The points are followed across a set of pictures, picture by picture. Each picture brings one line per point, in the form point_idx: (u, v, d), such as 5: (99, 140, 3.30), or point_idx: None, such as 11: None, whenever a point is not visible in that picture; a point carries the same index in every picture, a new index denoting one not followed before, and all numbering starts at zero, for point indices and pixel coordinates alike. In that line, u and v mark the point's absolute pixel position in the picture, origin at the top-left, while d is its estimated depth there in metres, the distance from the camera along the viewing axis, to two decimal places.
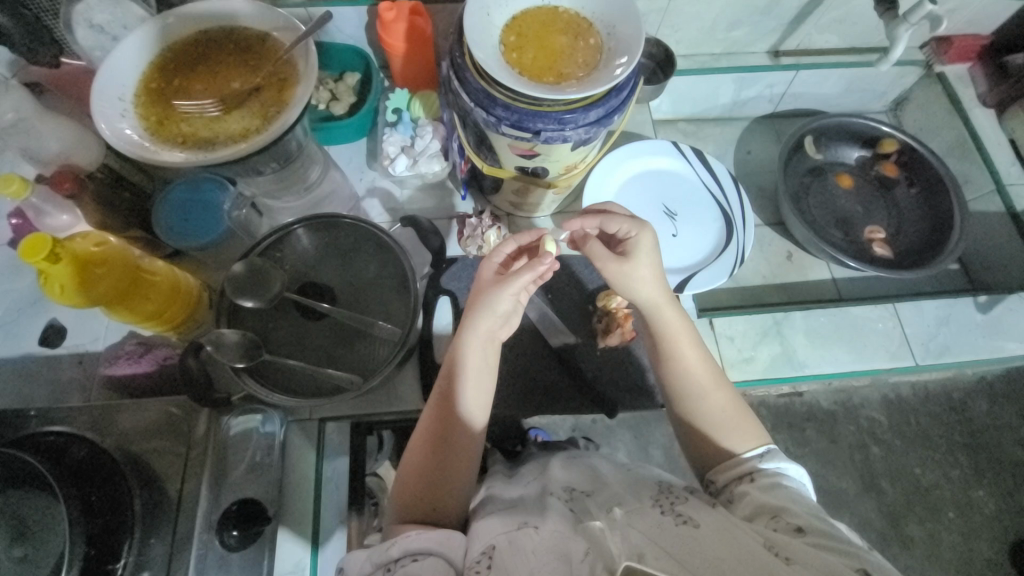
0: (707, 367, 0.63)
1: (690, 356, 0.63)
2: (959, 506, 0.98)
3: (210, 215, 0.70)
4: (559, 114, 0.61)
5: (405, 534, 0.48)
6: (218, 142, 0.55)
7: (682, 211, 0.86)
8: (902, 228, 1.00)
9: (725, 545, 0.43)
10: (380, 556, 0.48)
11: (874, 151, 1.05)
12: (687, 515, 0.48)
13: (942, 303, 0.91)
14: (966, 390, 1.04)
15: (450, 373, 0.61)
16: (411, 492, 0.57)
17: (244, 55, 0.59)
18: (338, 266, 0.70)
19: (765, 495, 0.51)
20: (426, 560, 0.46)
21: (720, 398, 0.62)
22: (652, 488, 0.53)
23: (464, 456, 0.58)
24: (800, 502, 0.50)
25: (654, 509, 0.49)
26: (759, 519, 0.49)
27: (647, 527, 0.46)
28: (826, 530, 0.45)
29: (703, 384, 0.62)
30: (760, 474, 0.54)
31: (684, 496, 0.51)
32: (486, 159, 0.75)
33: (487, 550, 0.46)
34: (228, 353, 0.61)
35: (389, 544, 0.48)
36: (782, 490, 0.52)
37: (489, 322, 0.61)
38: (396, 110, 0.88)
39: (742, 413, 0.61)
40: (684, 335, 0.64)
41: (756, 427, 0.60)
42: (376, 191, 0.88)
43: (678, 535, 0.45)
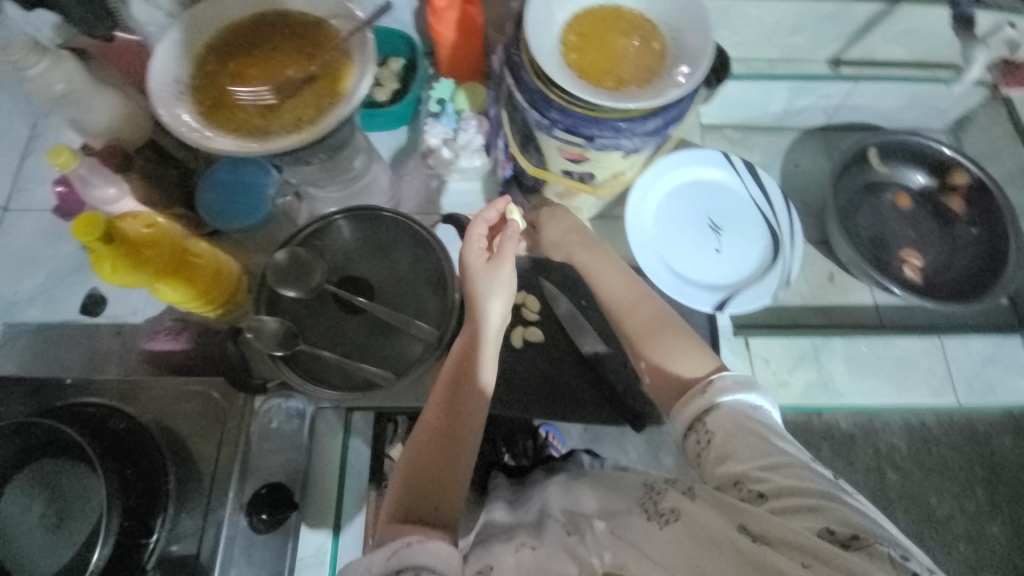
0: (663, 318, 0.63)
1: (637, 314, 0.65)
2: (972, 541, 0.96)
3: (251, 198, 0.71)
4: (616, 122, 0.59)
5: (408, 544, 0.45)
6: (272, 130, 0.54)
7: (728, 227, 0.83)
8: (954, 258, 0.96)
9: (706, 545, 0.44)
10: (378, 564, 0.45)
11: (942, 181, 1.00)
12: (671, 510, 0.48)
13: (989, 341, 0.89)
14: (991, 425, 1.00)
15: (457, 359, 0.60)
16: (410, 492, 0.52)
17: (298, 41, 0.58)
18: (376, 259, 0.69)
19: (726, 443, 0.49)
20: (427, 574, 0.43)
21: (677, 339, 0.60)
22: (638, 489, 0.54)
23: (461, 446, 0.55)
24: (762, 445, 0.47)
25: (639, 516, 0.50)
26: (727, 489, 0.47)
27: (635, 537, 0.48)
28: (791, 487, 0.44)
29: (660, 332, 0.62)
30: (719, 411, 0.51)
31: (664, 488, 0.51)
32: (532, 159, 0.74)
33: (482, 567, 0.49)
34: (266, 341, 0.62)
35: (389, 554, 0.45)
36: (742, 434, 0.48)
37: (491, 306, 0.61)
38: (438, 100, 0.86)
39: (693, 343, 0.60)
40: (644, 301, 0.66)
41: (708, 351, 0.58)
42: (414, 182, 0.88)
43: (663, 539, 0.46)
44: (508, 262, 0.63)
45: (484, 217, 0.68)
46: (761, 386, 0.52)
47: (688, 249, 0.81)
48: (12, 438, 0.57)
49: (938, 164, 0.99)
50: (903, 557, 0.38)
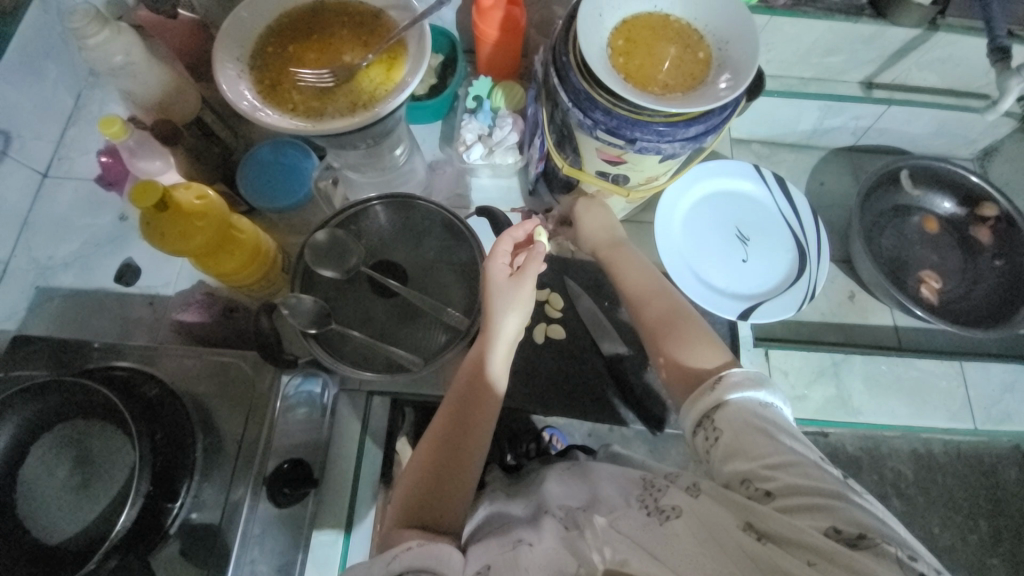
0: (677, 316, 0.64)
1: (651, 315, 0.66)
2: (973, 572, 0.95)
3: (291, 177, 0.74)
4: (658, 126, 0.60)
5: (407, 547, 0.46)
6: (325, 113, 0.55)
7: (756, 238, 0.84)
8: (974, 286, 0.96)
9: (705, 537, 0.44)
10: (379, 566, 0.45)
11: (971, 211, 1.00)
12: (672, 508, 0.48)
13: (1009, 368, 0.89)
14: (998, 456, 0.99)
15: (471, 373, 0.60)
16: (416, 498, 0.53)
17: (357, 29, 0.60)
18: (411, 247, 0.70)
19: (735, 438, 0.49)
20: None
21: (686, 332, 0.62)
22: (637, 485, 0.54)
23: (467, 456, 0.55)
24: (773, 442, 0.48)
25: (639, 511, 0.50)
26: (736, 488, 0.48)
27: (632, 530, 0.47)
28: (796, 486, 0.45)
29: (674, 327, 0.63)
30: (729, 410, 0.51)
31: (665, 488, 0.51)
32: (568, 160, 0.75)
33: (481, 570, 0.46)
34: (299, 318, 0.63)
35: (389, 558, 0.45)
36: (750, 430, 0.49)
37: (508, 320, 0.61)
38: (476, 97, 0.88)
39: (706, 335, 0.60)
40: (662, 304, 0.66)
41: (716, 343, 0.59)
42: (446, 175, 0.90)
43: (662, 535, 0.46)
44: (531, 281, 0.62)
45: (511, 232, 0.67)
46: (773, 384, 0.52)
47: (714, 257, 0.82)
48: (45, 395, 0.58)
49: (969, 194, 0.99)
50: (911, 558, 0.39)
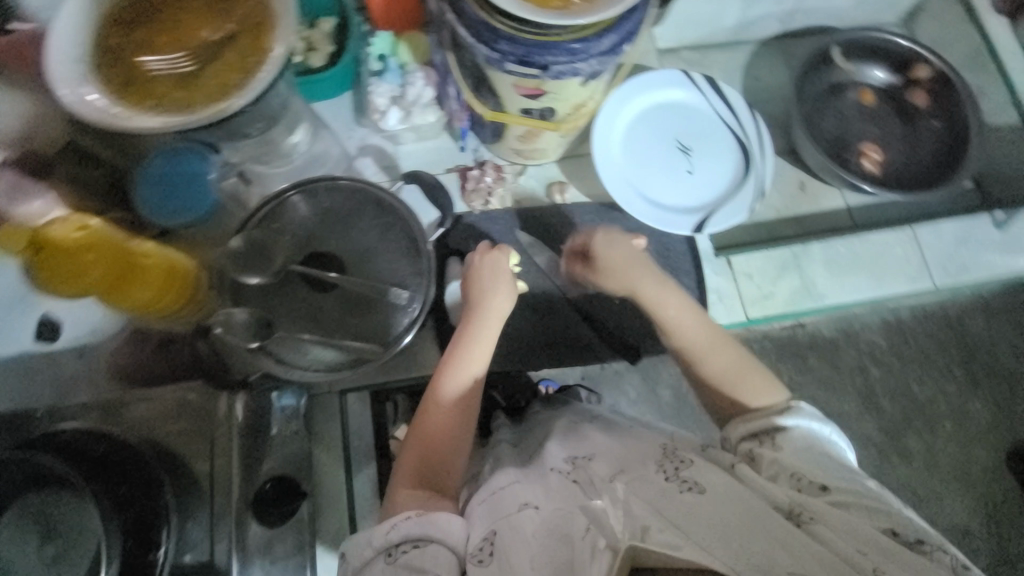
0: (705, 329, 0.63)
1: (687, 320, 0.63)
2: (955, 419, 1.01)
3: (194, 185, 0.65)
4: (569, 45, 0.55)
5: (405, 517, 0.49)
6: (194, 102, 0.49)
7: (698, 148, 0.81)
8: (916, 151, 0.96)
9: (738, 514, 0.41)
10: (379, 537, 0.49)
11: (905, 77, 0.99)
12: (692, 480, 0.45)
13: (960, 222, 0.91)
14: (961, 308, 1.04)
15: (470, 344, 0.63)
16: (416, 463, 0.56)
17: (207, 0, 0.52)
18: (340, 232, 0.64)
19: (792, 456, 0.49)
20: (429, 547, 0.47)
21: (719, 359, 0.60)
22: (656, 449, 0.51)
23: (462, 420, 0.59)
24: (832, 467, 0.48)
25: (657, 475, 0.47)
26: (782, 480, 0.48)
27: (649, 496, 0.44)
28: (854, 492, 0.45)
29: (701, 345, 0.61)
30: (784, 433, 0.52)
31: (689, 460, 0.48)
32: (488, 104, 0.69)
33: (487, 537, 0.47)
34: (238, 333, 0.58)
35: (388, 528, 0.48)
36: (808, 451, 0.50)
37: (497, 298, 0.66)
38: (380, 56, 0.81)
39: (745, 368, 0.59)
40: (679, 308, 0.64)
41: (768, 380, 0.58)
42: (368, 148, 0.83)
43: (680, 504, 0.43)
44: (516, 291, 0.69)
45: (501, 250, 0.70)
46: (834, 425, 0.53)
47: (660, 175, 0.79)
48: None
49: (900, 59, 0.98)
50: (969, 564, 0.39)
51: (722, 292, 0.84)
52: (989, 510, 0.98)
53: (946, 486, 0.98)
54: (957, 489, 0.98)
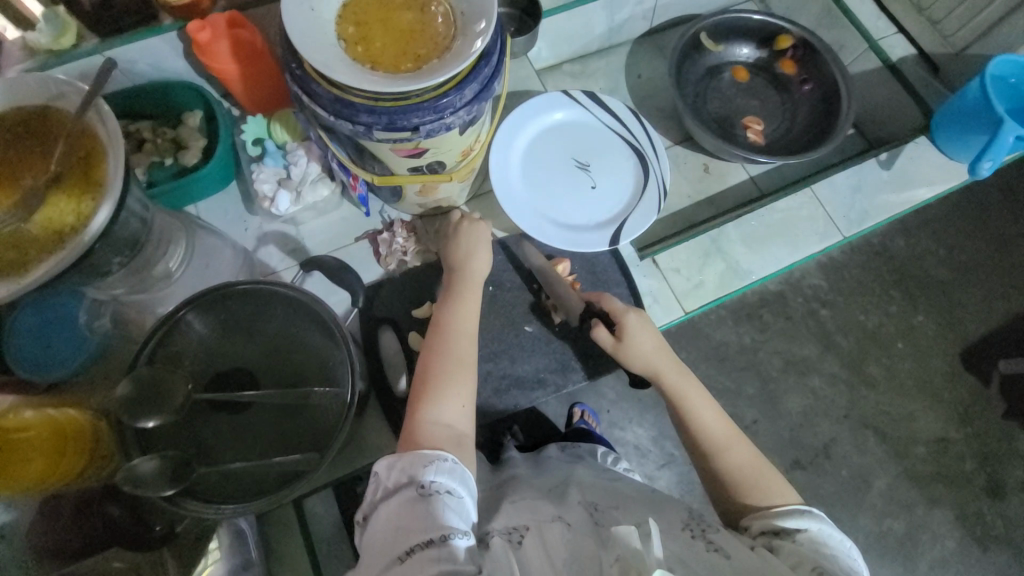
0: (724, 425, 0.62)
1: (706, 412, 0.62)
2: (907, 337, 1.06)
3: (68, 334, 0.61)
4: (432, 103, 0.54)
5: (439, 460, 0.50)
6: (29, 259, 0.44)
7: (595, 161, 0.82)
8: (795, 115, 1.02)
9: None
10: (413, 469, 0.49)
11: (772, 49, 1.04)
12: (717, 544, 0.47)
13: (852, 171, 0.96)
14: (883, 234, 1.10)
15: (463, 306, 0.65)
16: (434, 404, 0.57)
17: (22, 142, 0.48)
18: (245, 341, 0.59)
19: (812, 553, 0.48)
20: (457, 500, 0.49)
21: (735, 456, 0.59)
22: (681, 512, 0.52)
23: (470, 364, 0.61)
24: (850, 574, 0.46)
25: (685, 533, 0.49)
26: (801, 569, 0.46)
27: (673, 544, 0.46)
28: None
29: (722, 437, 0.60)
30: (799, 534, 0.50)
31: (715, 526, 0.50)
32: (374, 169, 0.67)
33: (518, 530, 0.49)
34: (149, 486, 0.51)
35: (423, 462, 0.49)
36: (828, 557, 0.47)
37: (480, 258, 0.69)
38: (257, 140, 0.78)
39: (763, 471, 0.58)
40: (701, 400, 0.63)
41: (784, 487, 0.56)
42: (267, 237, 0.79)
43: (707, 558, 0.44)
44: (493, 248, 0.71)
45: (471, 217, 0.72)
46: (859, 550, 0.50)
47: (565, 194, 0.80)
48: None
49: (762, 33, 1.04)
50: None
51: (655, 293, 0.85)
52: (959, 413, 1.04)
53: (915, 398, 1.03)
54: (925, 400, 1.03)
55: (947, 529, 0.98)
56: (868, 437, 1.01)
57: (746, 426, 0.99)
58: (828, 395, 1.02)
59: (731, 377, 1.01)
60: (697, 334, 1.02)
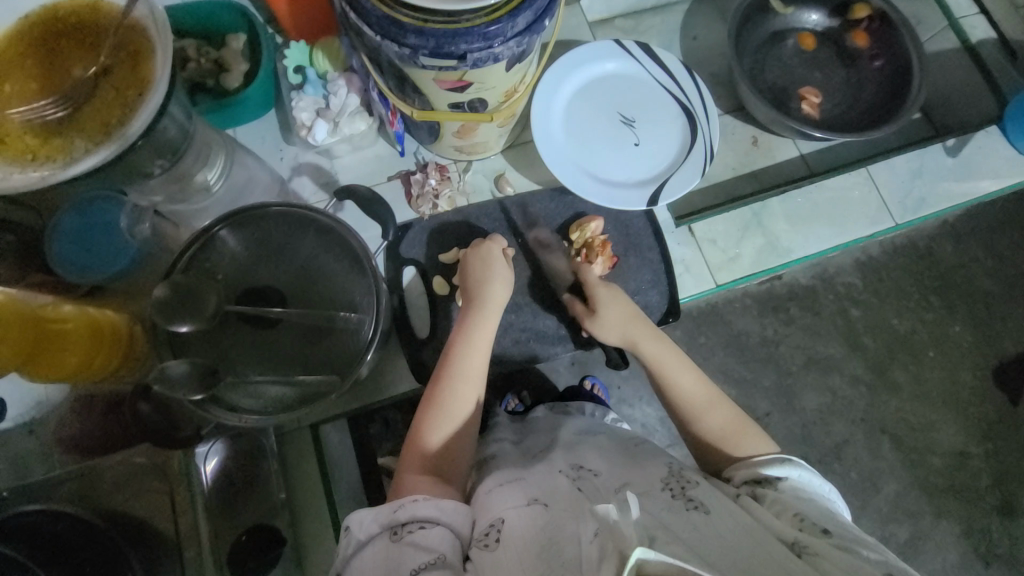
0: (699, 387, 0.62)
1: (684, 380, 0.62)
2: (938, 345, 1.01)
3: (110, 239, 0.61)
4: (483, 29, 0.51)
5: (413, 499, 0.46)
6: (75, 148, 0.45)
7: (642, 117, 0.79)
8: (860, 93, 0.95)
9: (738, 538, 0.43)
10: (385, 514, 0.46)
11: (845, 19, 0.97)
12: (699, 501, 0.46)
13: (913, 155, 0.91)
14: (930, 236, 1.04)
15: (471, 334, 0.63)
16: (425, 454, 0.55)
17: (74, 34, 0.48)
18: (277, 262, 0.60)
19: (794, 499, 0.49)
20: (436, 529, 0.45)
21: (715, 417, 0.60)
22: (661, 468, 0.52)
23: (470, 410, 0.59)
24: (830, 516, 0.47)
25: (663, 492, 0.48)
26: (784, 516, 0.47)
27: (657, 510, 0.45)
28: (853, 535, 0.44)
29: (697, 403, 0.61)
30: (780, 482, 0.51)
31: (694, 480, 0.49)
32: (415, 103, 0.65)
33: (495, 524, 0.46)
34: (178, 388, 0.52)
35: (395, 506, 0.46)
36: (809, 502, 0.48)
37: (496, 291, 0.66)
38: (298, 68, 0.76)
39: (743, 426, 0.59)
40: (671, 361, 0.64)
41: (762, 438, 0.58)
42: (302, 167, 0.79)
43: (689, 520, 0.44)
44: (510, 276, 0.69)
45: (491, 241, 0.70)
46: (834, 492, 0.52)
47: (607, 149, 0.77)
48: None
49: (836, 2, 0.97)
50: None
51: (688, 263, 0.83)
52: (982, 429, 1.00)
53: (937, 410, 1.00)
54: (948, 412, 1.00)
55: (951, 544, 0.96)
56: (882, 441, 0.98)
57: (757, 417, 0.97)
58: (847, 395, 0.99)
59: (748, 367, 0.98)
60: (718, 321, 0.98)
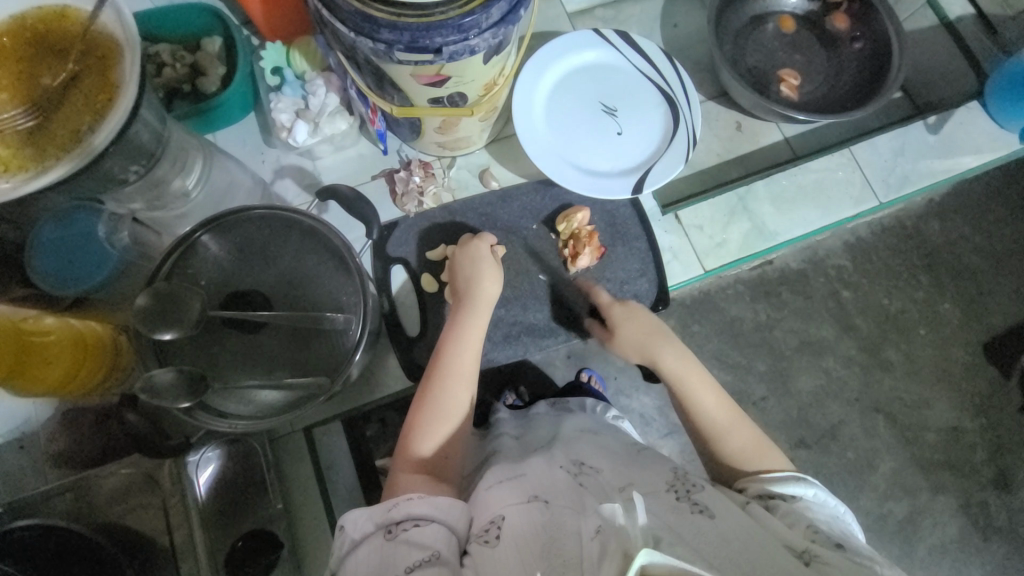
0: (724, 407, 0.61)
1: (707, 400, 0.61)
2: (929, 323, 1.02)
3: (89, 248, 0.60)
4: (457, 20, 0.51)
5: (407, 497, 0.46)
6: (47, 157, 0.44)
7: (624, 106, 0.79)
8: (841, 74, 0.95)
9: (748, 541, 0.43)
10: (380, 513, 0.46)
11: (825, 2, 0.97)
12: (703, 504, 0.46)
13: (895, 134, 0.91)
14: (916, 215, 1.05)
15: (463, 333, 0.63)
16: (417, 453, 0.55)
17: (41, 41, 0.47)
18: (260, 265, 0.59)
19: (808, 516, 0.49)
20: (430, 526, 0.44)
21: (736, 435, 0.59)
22: (665, 472, 0.52)
23: (461, 408, 0.59)
24: (846, 537, 0.47)
25: (669, 495, 0.48)
26: (796, 527, 0.47)
27: (662, 510, 0.45)
28: (869, 554, 0.43)
29: (720, 420, 0.60)
30: (795, 501, 0.51)
31: (699, 485, 0.49)
32: (394, 101, 0.65)
33: (495, 521, 0.46)
34: (166, 396, 0.52)
35: (389, 505, 0.46)
36: (825, 521, 0.48)
37: (485, 289, 0.67)
38: (275, 69, 0.76)
39: (762, 445, 0.58)
40: (694, 378, 0.63)
41: (780, 458, 0.57)
42: (284, 169, 0.78)
43: (694, 522, 0.44)
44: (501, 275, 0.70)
45: (483, 240, 0.72)
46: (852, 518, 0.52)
47: (589, 140, 0.77)
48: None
49: None
50: None
51: (675, 250, 0.83)
52: (974, 404, 1.01)
53: (929, 387, 1.01)
54: (940, 389, 1.01)
55: (949, 517, 0.97)
56: (878, 420, 0.99)
57: (753, 403, 0.97)
58: (842, 377, 0.99)
59: (742, 353, 0.99)
60: (712, 308, 0.99)
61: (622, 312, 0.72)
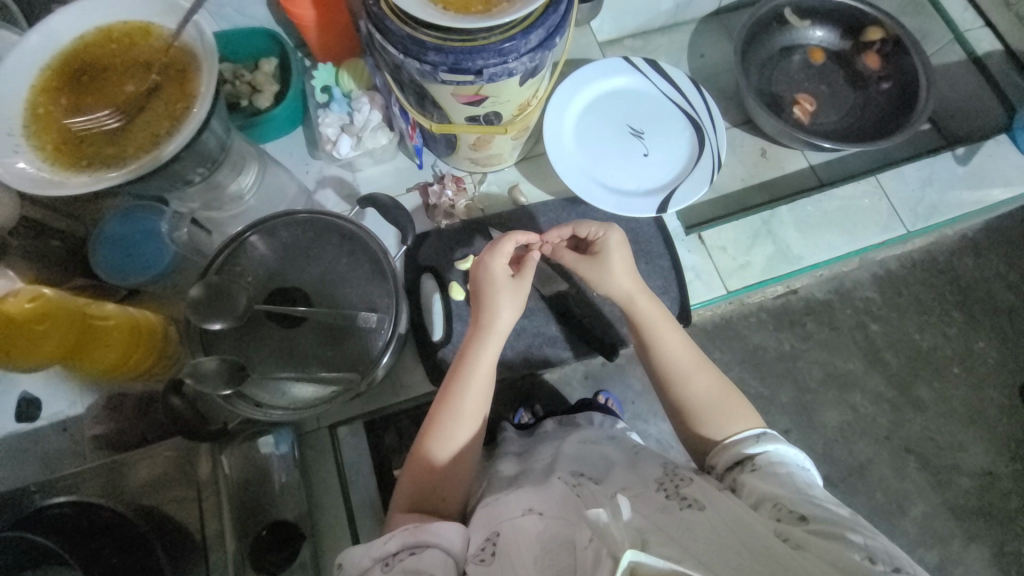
0: (687, 349, 0.62)
1: (672, 344, 0.62)
2: (963, 362, 1.00)
3: (148, 245, 0.65)
4: (497, 46, 0.55)
5: (403, 527, 0.48)
6: (126, 156, 0.49)
7: (650, 129, 0.82)
8: (868, 107, 0.96)
9: (728, 530, 0.43)
10: (377, 548, 0.47)
11: (859, 41, 0.99)
12: (693, 497, 0.48)
13: (923, 164, 0.91)
14: (948, 250, 1.04)
15: (470, 366, 0.59)
16: (412, 491, 0.57)
17: (128, 55, 0.53)
18: (303, 266, 0.63)
19: (769, 484, 0.49)
20: (428, 551, 0.46)
21: (700, 381, 0.60)
22: (656, 469, 0.53)
23: (462, 450, 0.58)
24: (809, 495, 0.47)
25: (659, 493, 0.49)
26: (762, 508, 0.48)
27: (650, 512, 0.46)
28: (829, 517, 0.44)
29: (685, 367, 0.61)
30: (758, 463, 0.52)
31: (689, 479, 0.50)
32: (433, 118, 0.69)
33: (490, 539, 0.49)
34: (209, 382, 0.55)
35: (387, 537, 0.47)
36: (785, 480, 0.49)
37: (500, 319, 0.61)
38: (324, 88, 0.81)
39: (727, 395, 0.60)
40: (660, 322, 0.63)
41: (745, 408, 0.59)
42: (326, 180, 0.83)
43: (682, 518, 0.45)
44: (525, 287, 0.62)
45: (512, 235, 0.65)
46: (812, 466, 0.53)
47: (615, 159, 0.80)
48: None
49: (849, 23, 0.99)
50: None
51: (699, 270, 0.84)
52: (1010, 448, 0.97)
53: (963, 427, 0.97)
54: (974, 431, 0.97)
55: (982, 567, 0.92)
56: (908, 461, 0.95)
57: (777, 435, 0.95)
58: (869, 413, 0.97)
59: (765, 383, 0.98)
60: (734, 336, 0.99)
61: (590, 269, 0.65)
